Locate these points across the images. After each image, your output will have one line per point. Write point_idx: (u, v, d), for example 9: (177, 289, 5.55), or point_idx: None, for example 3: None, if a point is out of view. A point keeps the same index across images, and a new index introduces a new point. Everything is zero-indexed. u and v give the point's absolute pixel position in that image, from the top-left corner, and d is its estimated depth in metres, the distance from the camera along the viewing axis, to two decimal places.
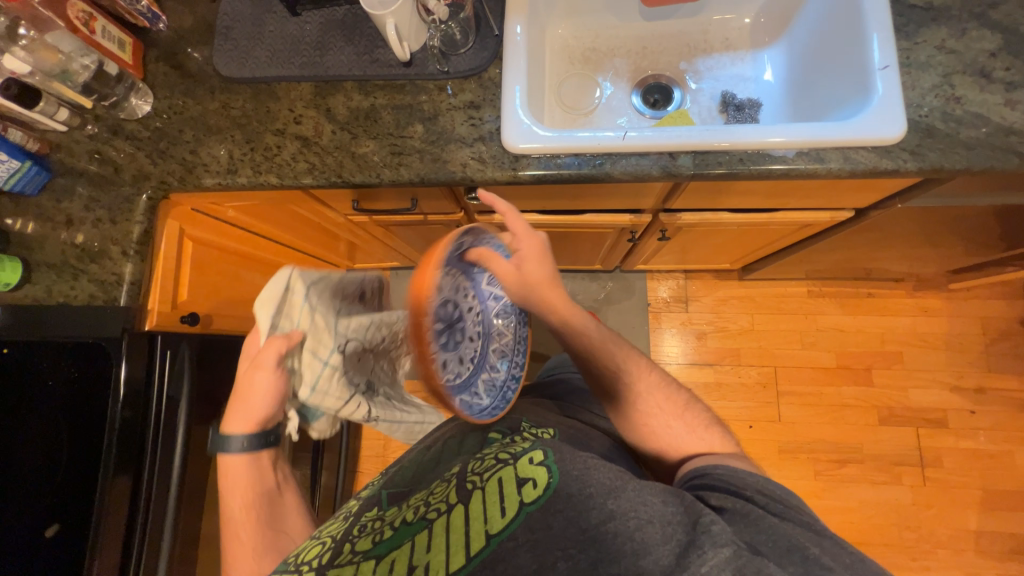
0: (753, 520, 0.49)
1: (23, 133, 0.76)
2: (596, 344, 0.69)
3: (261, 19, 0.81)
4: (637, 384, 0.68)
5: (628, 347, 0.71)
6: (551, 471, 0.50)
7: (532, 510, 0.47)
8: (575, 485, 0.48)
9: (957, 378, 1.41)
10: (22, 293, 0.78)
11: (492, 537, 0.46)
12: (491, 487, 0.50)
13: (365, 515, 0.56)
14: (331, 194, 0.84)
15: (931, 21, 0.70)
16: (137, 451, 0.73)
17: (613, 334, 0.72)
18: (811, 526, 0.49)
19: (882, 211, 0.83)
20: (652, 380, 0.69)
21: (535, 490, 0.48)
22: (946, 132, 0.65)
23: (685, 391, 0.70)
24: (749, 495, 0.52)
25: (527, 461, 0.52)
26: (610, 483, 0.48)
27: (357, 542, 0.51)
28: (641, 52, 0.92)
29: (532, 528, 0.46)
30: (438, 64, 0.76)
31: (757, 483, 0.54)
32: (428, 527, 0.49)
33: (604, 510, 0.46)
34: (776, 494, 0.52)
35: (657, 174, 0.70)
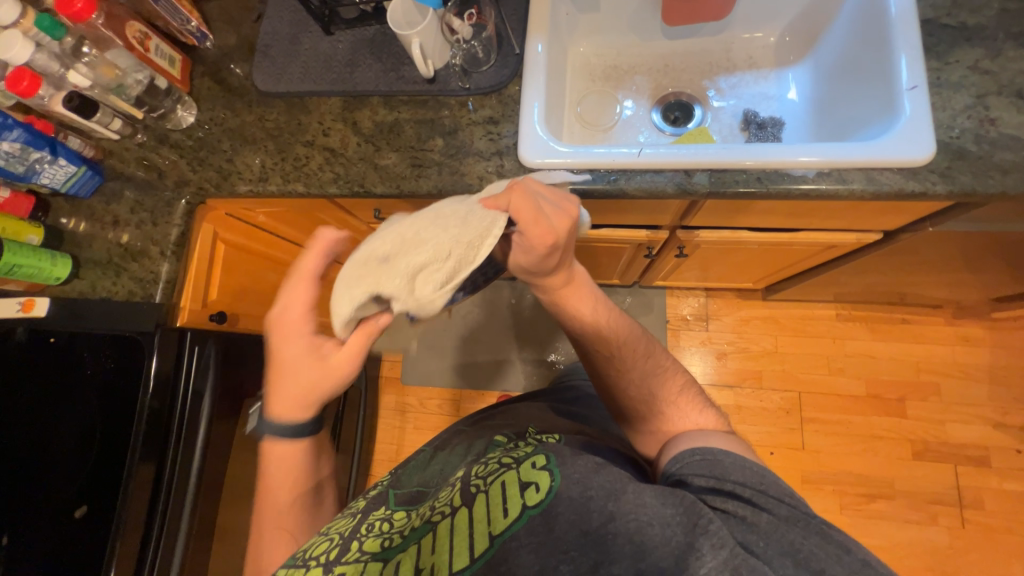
0: (743, 517, 0.47)
1: (80, 141, 0.83)
2: (592, 329, 0.64)
3: (297, 37, 0.86)
4: (628, 373, 0.65)
5: (627, 332, 0.66)
6: (552, 474, 0.48)
7: (535, 513, 0.46)
8: (577, 488, 0.47)
9: (1002, 414, 1.32)
10: (70, 287, 0.84)
11: (495, 538, 0.45)
12: (494, 489, 0.49)
13: (374, 514, 0.56)
14: (354, 203, 0.88)
15: (965, 41, 0.68)
16: (162, 438, 0.78)
17: (617, 314, 0.66)
18: (799, 517, 0.47)
19: (912, 235, 0.80)
20: (654, 370, 0.66)
21: (538, 493, 0.47)
22: (979, 155, 0.63)
23: (686, 377, 0.68)
24: (734, 486, 0.50)
25: (530, 466, 0.50)
26: (610, 487, 0.47)
27: (364, 541, 0.52)
28: (663, 70, 0.93)
29: (533, 531, 0.45)
30: (460, 81, 0.78)
31: (738, 471, 0.51)
32: (433, 530, 0.49)
33: (603, 513, 0.45)
34: (760, 484, 0.50)
35: (672, 191, 0.70)
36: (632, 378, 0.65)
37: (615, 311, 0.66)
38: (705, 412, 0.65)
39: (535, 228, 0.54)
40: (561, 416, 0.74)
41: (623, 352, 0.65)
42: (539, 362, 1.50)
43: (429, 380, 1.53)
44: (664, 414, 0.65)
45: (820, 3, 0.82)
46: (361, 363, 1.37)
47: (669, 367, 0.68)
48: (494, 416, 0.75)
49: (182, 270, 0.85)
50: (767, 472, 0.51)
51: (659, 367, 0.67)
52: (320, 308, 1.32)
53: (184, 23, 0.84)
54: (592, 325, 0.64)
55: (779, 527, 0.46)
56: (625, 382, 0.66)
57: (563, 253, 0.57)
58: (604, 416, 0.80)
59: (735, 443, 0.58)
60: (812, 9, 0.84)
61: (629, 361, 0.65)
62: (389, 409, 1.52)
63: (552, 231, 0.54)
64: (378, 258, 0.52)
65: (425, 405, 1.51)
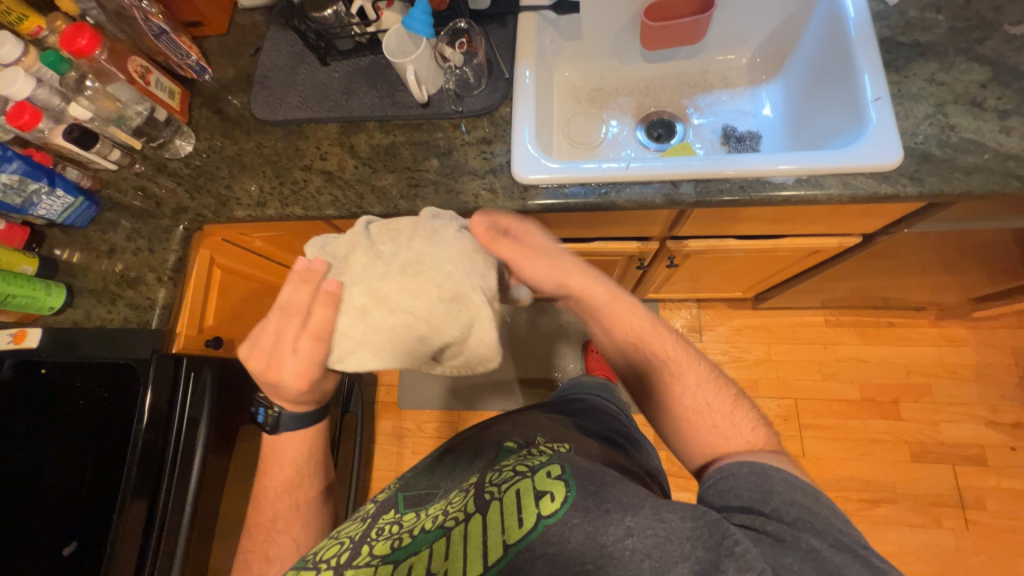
0: (782, 540, 0.45)
1: (78, 171, 0.84)
2: (634, 332, 0.66)
3: (295, 68, 0.89)
4: (680, 376, 0.62)
5: (672, 337, 0.66)
6: (567, 485, 0.48)
7: (550, 523, 0.45)
8: (592, 498, 0.46)
9: (992, 412, 1.34)
10: (63, 317, 0.83)
11: (510, 547, 0.45)
12: (508, 497, 0.48)
13: (382, 518, 0.57)
14: (352, 225, 0.89)
15: (920, 56, 0.74)
16: (153, 481, 0.75)
17: (658, 321, 0.68)
18: (846, 547, 0.44)
19: (889, 237, 0.84)
20: (710, 376, 0.63)
21: (553, 503, 0.46)
22: (943, 158, 0.67)
23: (736, 386, 0.64)
24: (776, 508, 0.48)
25: (544, 476, 0.49)
26: (628, 500, 0.46)
27: (375, 545, 0.52)
28: (645, 91, 0.98)
29: (549, 541, 0.44)
30: (454, 105, 0.82)
31: (788, 489, 0.49)
32: (445, 536, 0.48)
33: (621, 527, 0.44)
34: (806, 503, 0.48)
35: (661, 201, 0.73)
36: (688, 386, 0.62)
37: (655, 317, 0.68)
38: (758, 429, 0.59)
39: (517, 254, 0.64)
40: (572, 428, 0.73)
41: (677, 353, 0.64)
42: (536, 379, 1.50)
43: (426, 403, 1.51)
44: (720, 428, 0.59)
45: (785, 27, 0.89)
46: (358, 389, 1.36)
47: (720, 378, 0.64)
48: (499, 423, 0.76)
49: (178, 295, 0.85)
50: (821, 495, 0.48)
51: (709, 372, 0.63)
52: None
53: (183, 57, 0.87)
54: (632, 332, 0.66)
55: (822, 551, 0.44)
56: (680, 391, 0.62)
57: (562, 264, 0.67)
58: (611, 426, 0.80)
59: (785, 463, 0.54)
60: (778, 32, 0.90)
61: (679, 367, 0.63)
62: (386, 434, 1.49)
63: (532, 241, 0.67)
64: (416, 336, 0.56)
65: (423, 428, 1.49)
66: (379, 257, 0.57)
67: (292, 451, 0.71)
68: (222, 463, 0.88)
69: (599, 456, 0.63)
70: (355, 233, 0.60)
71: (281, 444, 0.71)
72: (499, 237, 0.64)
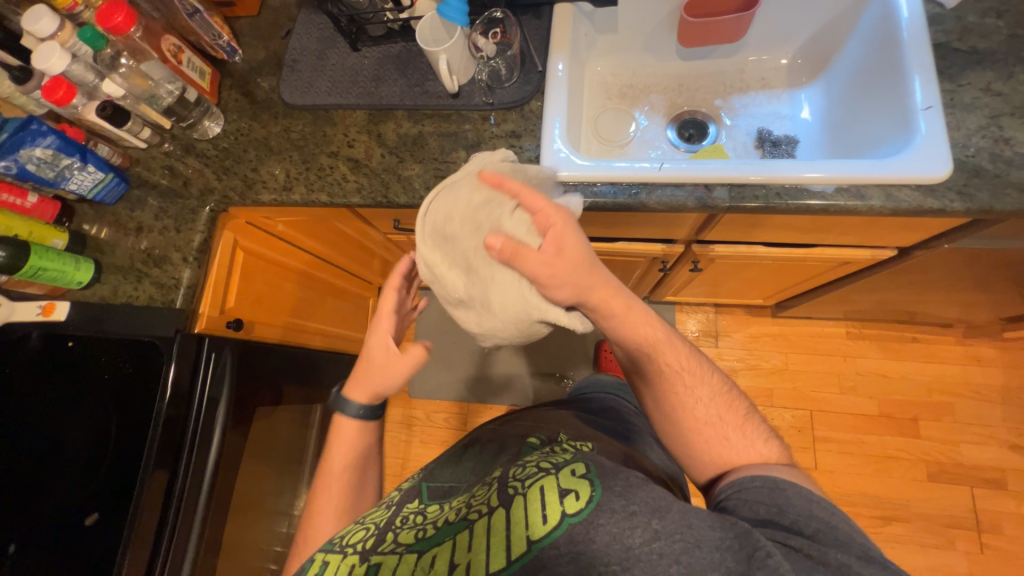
0: (807, 551, 0.44)
1: (109, 148, 0.85)
2: (653, 347, 0.61)
3: (325, 53, 0.88)
4: (693, 390, 0.61)
5: (687, 349, 0.63)
6: (592, 484, 0.48)
7: (574, 522, 0.45)
8: (619, 500, 0.46)
9: (1017, 435, 1.30)
10: (91, 292, 0.84)
11: (533, 544, 0.45)
12: (533, 493, 0.48)
13: (407, 506, 0.58)
14: (376, 214, 0.89)
15: (976, 65, 0.70)
16: (174, 452, 0.77)
17: (673, 333, 0.64)
18: (871, 557, 0.44)
19: (926, 252, 0.81)
20: (722, 390, 0.62)
21: (578, 502, 0.46)
22: (995, 173, 0.64)
23: (745, 398, 0.63)
24: (794, 519, 0.48)
25: (569, 474, 0.50)
26: (654, 503, 0.46)
27: (400, 533, 0.53)
28: (678, 89, 0.95)
29: (573, 539, 0.44)
30: (484, 96, 0.80)
31: (802, 502, 0.49)
32: (469, 528, 0.49)
33: (648, 530, 0.44)
34: (823, 515, 0.48)
35: (692, 205, 0.71)
36: (700, 397, 0.61)
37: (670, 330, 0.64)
38: (769, 440, 0.59)
39: (544, 265, 0.53)
40: (590, 426, 0.73)
41: (690, 368, 0.62)
42: (547, 375, 1.49)
43: (436, 393, 1.52)
44: (732, 440, 0.59)
45: (830, 27, 0.86)
46: None
47: (730, 391, 0.63)
48: (522, 417, 0.77)
49: (202, 276, 0.85)
50: (837, 509, 0.48)
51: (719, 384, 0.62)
52: (334, 319, 1.32)
53: (215, 37, 0.87)
54: (649, 346, 0.61)
55: (847, 563, 0.43)
56: (693, 402, 0.60)
57: (585, 274, 0.56)
58: (629, 427, 0.79)
59: (796, 476, 0.54)
60: (822, 33, 0.87)
61: (692, 380, 0.61)
62: (396, 422, 1.51)
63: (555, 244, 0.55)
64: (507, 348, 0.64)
65: (433, 418, 1.50)
66: (454, 285, 0.57)
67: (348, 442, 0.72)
68: (238, 443, 0.89)
69: (619, 457, 0.63)
70: (425, 239, 0.58)
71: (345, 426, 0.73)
72: (520, 246, 0.52)
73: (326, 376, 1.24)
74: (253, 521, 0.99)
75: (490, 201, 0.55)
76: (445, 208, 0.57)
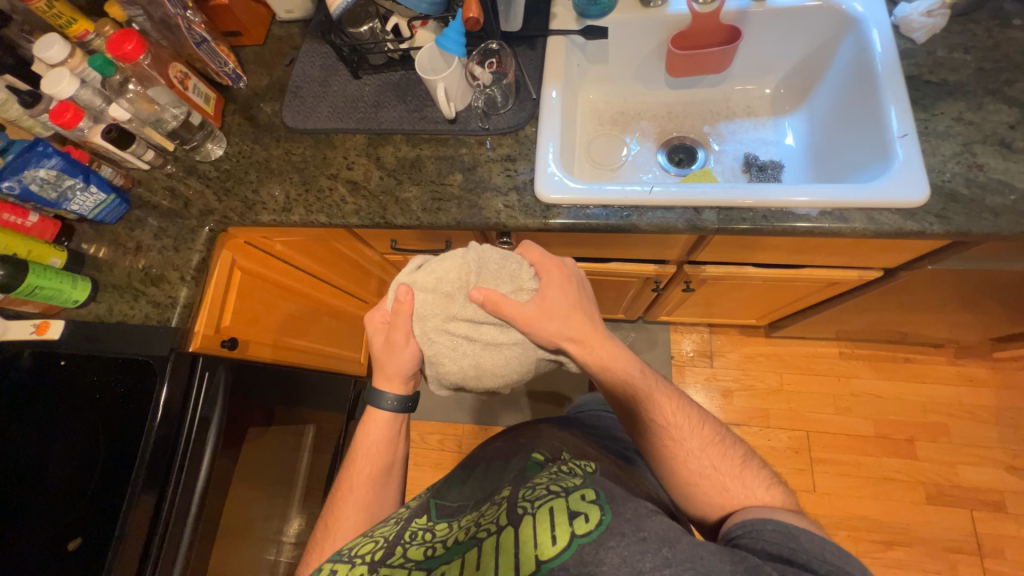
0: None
1: (112, 170, 0.87)
2: (642, 392, 0.65)
3: (327, 80, 0.91)
4: (686, 441, 0.62)
5: (677, 397, 0.66)
6: (603, 509, 0.48)
7: (584, 543, 0.45)
8: (629, 526, 0.46)
9: (1013, 456, 1.30)
10: (86, 310, 0.84)
11: (543, 564, 0.44)
12: (542, 513, 0.48)
13: (416, 521, 0.57)
14: (373, 234, 0.91)
15: (948, 95, 0.74)
16: (165, 471, 0.76)
17: (662, 381, 0.68)
18: None
19: (911, 273, 0.83)
20: (715, 440, 0.62)
21: (587, 524, 0.46)
22: (971, 198, 0.67)
23: (742, 445, 0.63)
24: (806, 561, 0.47)
25: (578, 497, 0.49)
26: (664, 533, 0.46)
27: (409, 548, 0.52)
28: (667, 116, 0.99)
29: (583, 562, 0.43)
30: (480, 122, 0.83)
31: (818, 549, 0.48)
32: (478, 546, 0.49)
33: (657, 556, 0.43)
34: (838, 561, 0.46)
35: (682, 227, 0.73)
36: (693, 448, 0.61)
37: (659, 377, 0.68)
38: (773, 488, 0.58)
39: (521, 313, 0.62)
40: (589, 445, 0.74)
41: (677, 414, 0.63)
42: (543, 395, 1.48)
43: (430, 413, 1.50)
44: (730, 491, 0.58)
45: (811, 59, 0.90)
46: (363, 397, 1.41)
47: (725, 439, 0.63)
48: (523, 434, 0.77)
49: (199, 295, 0.86)
50: (853, 556, 0.47)
51: (714, 436, 0.63)
52: (330, 338, 1.31)
53: (221, 65, 0.90)
54: (632, 389, 0.65)
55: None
56: (685, 453, 0.61)
57: (572, 320, 0.64)
58: (626, 448, 0.79)
59: (804, 521, 0.53)
60: (803, 64, 0.91)
61: (683, 431, 0.62)
62: None
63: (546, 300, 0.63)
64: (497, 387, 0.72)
65: (427, 440, 1.48)
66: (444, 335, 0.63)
67: (379, 436, 0.73)
68: (228, 465, 0.88)
69: (618, 478, 0.63)
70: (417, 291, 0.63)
71: (376, 419, 0.73)
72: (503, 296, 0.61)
73: (319, 396, 1.23)
74: (240, 547, 0.96)
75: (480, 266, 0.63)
76: (439, 269, 0.62)
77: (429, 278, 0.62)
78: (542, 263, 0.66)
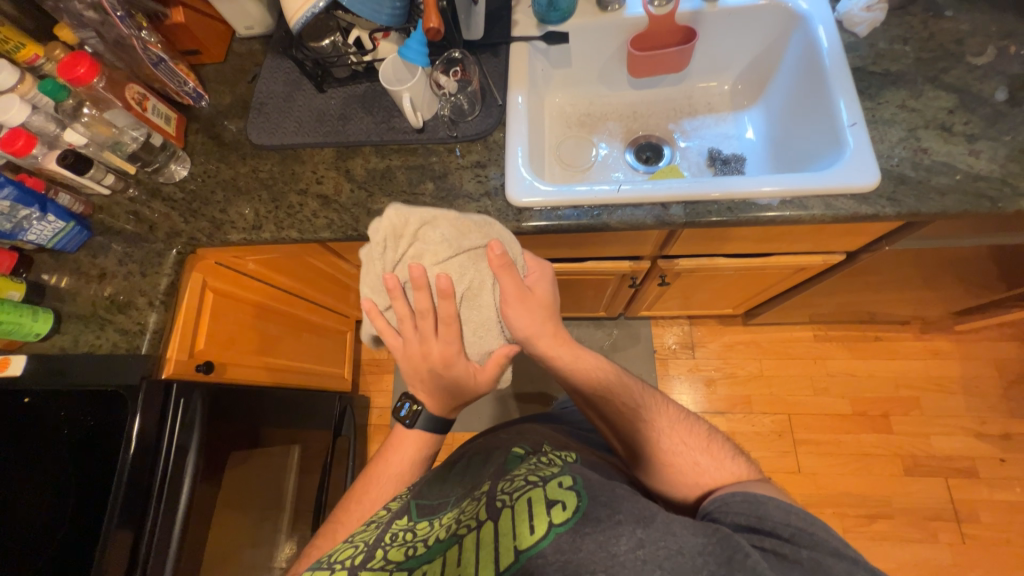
0: (784, 555, 0.46)
1: (70, 197, 0.83)
2: (609, 381, 0.66)
3: (291, 95, 0.91)
4: (656, 422, 0.64)
5: (642, 386, 0.69)
6: (579, 496, 0.49)
7: (562, 531, 0.45)
8: (604, 510, 0.47)
9: (981, 423, 1.36)
10: (50, 343, 0.81)
11: (521, 553, 0.45)
12: (520, 505, 0.49)
13: (397, 523, 0.56)
14: (348, 246, 0.90)
15: (891, 85, 0.78)
16: (142, 500, 0.74)
17: (626, 373, 0.70)
18: (844, 555, 0.45)
19: (871, 254, 0.87)
20: (680, 418, 0.65)
21: (565, 512, 0.47)
22: (918, 180, 0.70)
23: (707, 424, 0.65)
24: (772, 526, 0.49)
25: (555, 486, 0.50)
26: (639, 513, 0.47)
27: (389, 549, 0.52)
28: (633, 115, 1.02)
29: (560, 549, 0.44)
30: (448, 130, 0.84)
31: (782, 513, 0.49)
32: (458, 543, 0.49)
33: (632, 538, 0.45)
34: (801, 523, 0.48)
35: (651, 222, 0.74)
36: (661, 429, 0.63)
37: (623, 371, 0.70)
38: (737, 459, 0.60)
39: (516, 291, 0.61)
40: (569, 436, 0.75)
41: (643, 399, 0.66)
42: (530, 396, 1.49)
43: None
44: (702, 466, 0.59)
45: (764, 55, 0.93)
46: (349, 412, 1.43)
47: (688, 417, 0.66)
48: (507, 430, 0.78)
49: (169, 320, 0.83)
50: (817, 516, 0.48)
51: (678, 416, 0.65)
52: (311, 355, 1.29)
53: (181, 84, 0.88)
54: (599, 384, 0.66)
55: (822, 563, 0.45)
56: (655, 434, 0.62)
57: (547, 319, 0.65)
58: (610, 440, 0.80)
59: (770, 489, 0.55)
60: (757, 60, 0.95)
61: (651, 413, 0.65)
62: None
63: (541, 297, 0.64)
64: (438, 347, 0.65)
65: None
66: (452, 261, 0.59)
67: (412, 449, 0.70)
68: (210, 492, 0.85)
69: (605, 471, 0.64)
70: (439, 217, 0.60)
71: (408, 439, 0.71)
72: (511, 266, 0.60)
73: (304, 415, 1.20)
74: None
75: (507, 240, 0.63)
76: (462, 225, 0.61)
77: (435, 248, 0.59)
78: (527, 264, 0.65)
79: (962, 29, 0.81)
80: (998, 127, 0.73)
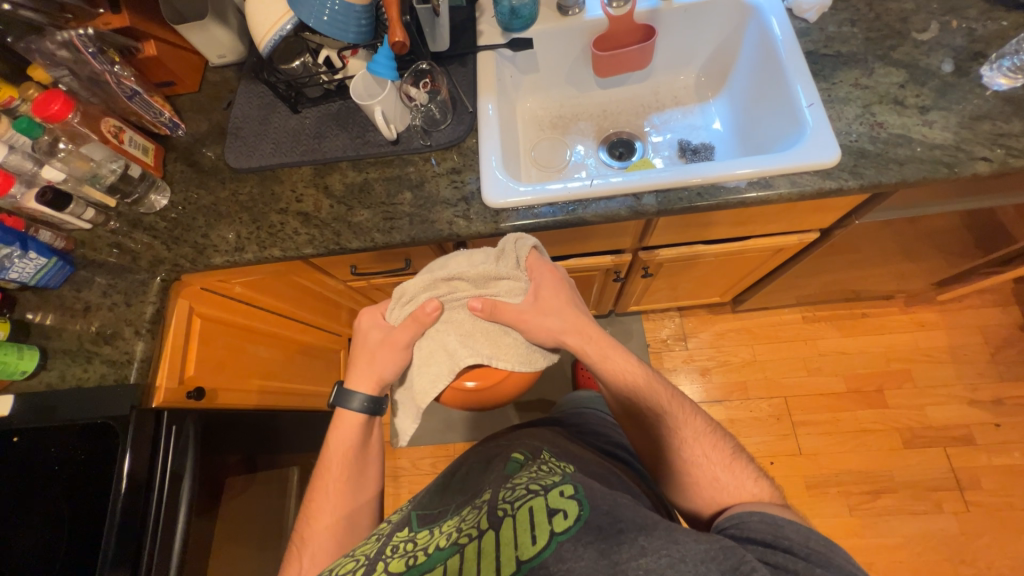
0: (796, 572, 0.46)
1: (51, 233, 0.84)
2: (641, 383, 0.67)
3: (266, 117, 0.92)
4: (681, 430, 0.64)
5: (673, 390, 0.68)
6: (580, 504, 0.50)
7: (564, 539, 0.46)
8: (606, 518, 0.48)
9: (973, 390, 1.38)
10: (37, 380, 0.80)
11: (523, 564, 0.45)
12: (522, 514, 0.49)
13: (398, 535, 0.57)
14: (331, 261, 0.91)
15: (843, 65, 0.81)
16: (135, 537, 0.74)
17: (659, 374, 0.70)
18: None
19: (843, 229, 0.89)
20: (706, 430, 0.65)
21: (566, 520, 0.48)
22: (877, 152, 0.73)
23: (732, 440, 0.65)
24: (790, 546, 0.49)
25: (557, 494, 0.51)
26: (642, 522, 0.48)
27: (391, 562, 0.51)
28: (603, 114, 1.04)
29: (562, 558, 0.45)
30: (422, 139, 0.86)
31: (801, 537, 0.50)
32: (460, 552, 0.49)
33: (635, 546, 0.45)
34: (820, 547, 0.48)
35: (626, 214, 0.76)
36: (686, 439, 0.64)
37: (656, 372, 0.70)
38: (760, 480, 0.60)
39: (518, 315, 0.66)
40: (566, 438, 0.76)
41: (671, 406, 0.66)
42: (531, 403, 1.49)
43: (418, 438, 1.48)
44: (720, 482, 0.60)
45: (723, 47, 0.96)
46: None
47: (716, 431, 0.65)
48: (506, 436, 0.79)
49: (157, 347, 0.83)
50: (836, 542, 0.49)
51: (705, 429, 0.65)
52: (305, 376, 1.29)
53: (157, 115, 0.90)
54: (629, 384, 0.67)
55: None
56: (679, 442, 0.64)
57: (568, 313, 0.68)
58: (609, 442, 0.80)
59: (786, 511, 0.55)
60: (717, 53, 0.98)
61: (680, 421, 0.65)
62: None
63: (562, 298, 0.68)
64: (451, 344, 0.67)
65: (419, 465, 1.46)
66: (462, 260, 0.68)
67: (348, 431, 0.72)
68: (207, 519, 0.85)
69: (598, 470, 0.65)
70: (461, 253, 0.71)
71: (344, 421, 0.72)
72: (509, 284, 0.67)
73: (299, 437, 1.20)
74: None
75: (525, 245, 0.69)
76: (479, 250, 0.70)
77: (464, 258, 0.69)
78: (537, 268, 0.69)
79: (906, 9, 0.84)
80: (948, 97, 0.76)
